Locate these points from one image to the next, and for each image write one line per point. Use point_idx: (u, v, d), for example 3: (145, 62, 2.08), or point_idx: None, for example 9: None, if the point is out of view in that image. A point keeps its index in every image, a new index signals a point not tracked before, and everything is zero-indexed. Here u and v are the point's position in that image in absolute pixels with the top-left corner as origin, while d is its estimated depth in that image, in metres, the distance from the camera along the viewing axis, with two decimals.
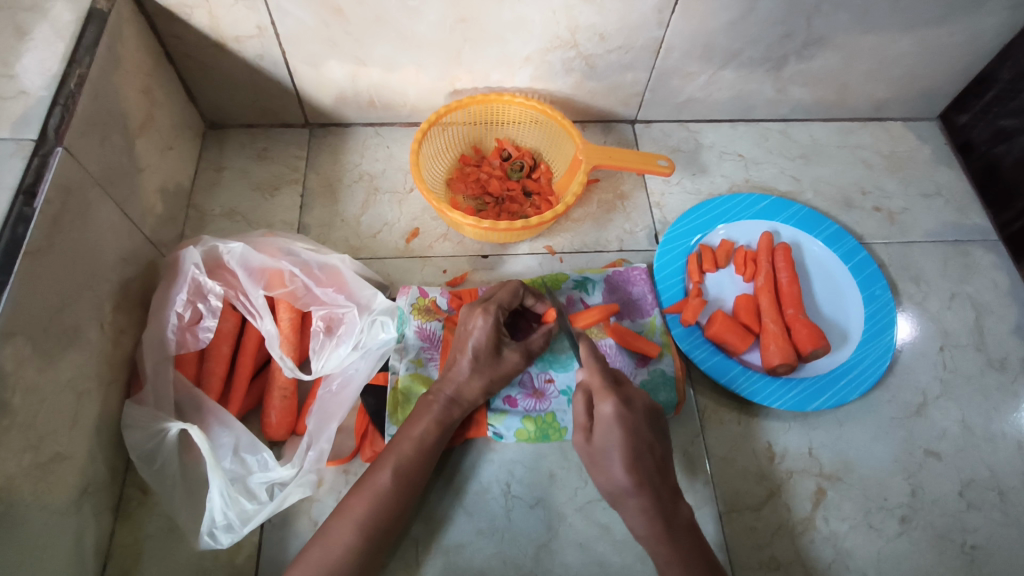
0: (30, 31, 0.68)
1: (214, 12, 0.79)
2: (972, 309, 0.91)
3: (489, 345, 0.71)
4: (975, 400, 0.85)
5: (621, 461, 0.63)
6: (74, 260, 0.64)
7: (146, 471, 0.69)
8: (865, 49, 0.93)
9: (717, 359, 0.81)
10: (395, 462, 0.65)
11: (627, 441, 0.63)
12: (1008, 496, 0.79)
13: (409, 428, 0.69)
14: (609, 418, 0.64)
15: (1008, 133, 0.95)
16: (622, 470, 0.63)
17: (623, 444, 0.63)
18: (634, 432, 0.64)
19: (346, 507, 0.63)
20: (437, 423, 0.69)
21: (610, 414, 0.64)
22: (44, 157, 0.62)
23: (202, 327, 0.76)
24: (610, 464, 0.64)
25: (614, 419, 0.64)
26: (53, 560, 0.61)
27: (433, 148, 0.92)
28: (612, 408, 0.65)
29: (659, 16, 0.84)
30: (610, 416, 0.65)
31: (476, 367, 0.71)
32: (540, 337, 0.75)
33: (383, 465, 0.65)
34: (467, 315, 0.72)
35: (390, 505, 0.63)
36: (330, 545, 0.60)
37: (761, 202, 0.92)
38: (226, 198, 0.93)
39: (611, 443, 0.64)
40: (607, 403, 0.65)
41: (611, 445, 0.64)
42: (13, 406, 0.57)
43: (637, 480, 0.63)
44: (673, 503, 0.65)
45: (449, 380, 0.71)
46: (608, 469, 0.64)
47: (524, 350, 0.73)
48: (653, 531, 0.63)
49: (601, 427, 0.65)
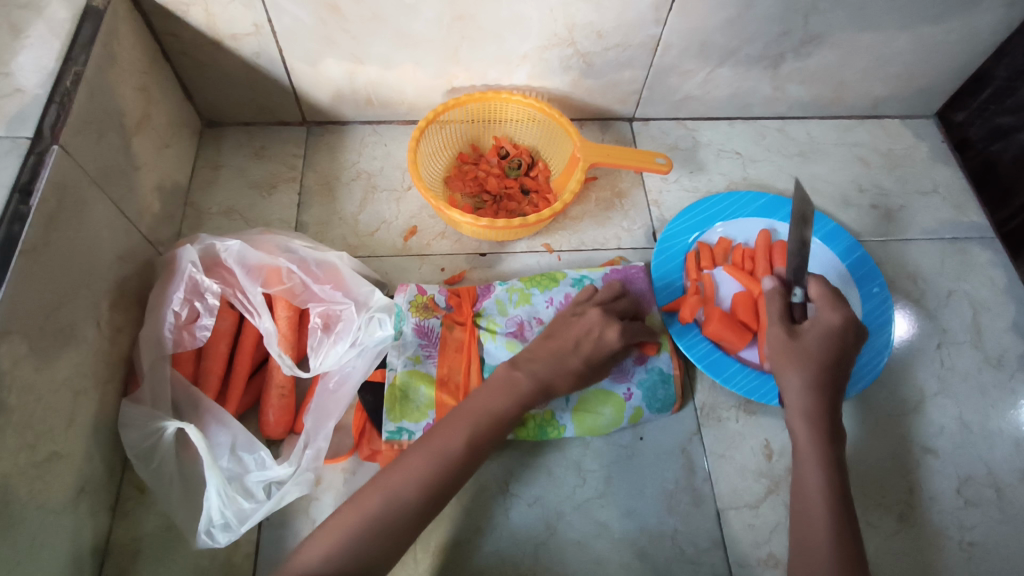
0: (26, 29, 0.68)
1: (211, 9, 0.78)
2: (969, 307, 0.91)
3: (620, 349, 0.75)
4: (972, 397, 0.85)
5: (825, 361, 0.70)
6: (71, 259, 0.64)
7: (142, 470, 0.69)
8: (861, 47, 0.93)
9: (715, 356, 0.81)
10: (467, 422, 0.65)
11: (836, 350, 0.71)
12: (1006, 493, 0.79)
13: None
14: (829, 325, 0.72)
15: (1004, 130, 0.95)
16: (806, 365, 0.70)
17: (829, 347, 0.71)
18: (841, 347, 0.71)
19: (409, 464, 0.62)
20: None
21: (835, 323, 0.72)
22: (40, 155, 0.61)
23: (199, 326, 0.75)
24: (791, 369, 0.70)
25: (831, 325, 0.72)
26: (49, 559, 0.61)
27: (430, 146, 0.92)
28: (836, 318, 0.72)
29: (656, 14, 0.84)
30: (830, 324, 0.72)
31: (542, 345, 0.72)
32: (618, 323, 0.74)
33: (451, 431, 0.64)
34: (600, 322, 0.74)
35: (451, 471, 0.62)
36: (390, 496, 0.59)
37: (759, 200, 0.92)
38: (223, 197, 0.93)
39: (826, 345, 0.71)
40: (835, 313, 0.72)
41: (820, 345, 0.71)
42: (8, 405, 0.56)
43: (823, 381, 0.69)
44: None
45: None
46: (794, 367, 0.70)
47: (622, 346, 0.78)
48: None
49: (815, 329, 0.72)
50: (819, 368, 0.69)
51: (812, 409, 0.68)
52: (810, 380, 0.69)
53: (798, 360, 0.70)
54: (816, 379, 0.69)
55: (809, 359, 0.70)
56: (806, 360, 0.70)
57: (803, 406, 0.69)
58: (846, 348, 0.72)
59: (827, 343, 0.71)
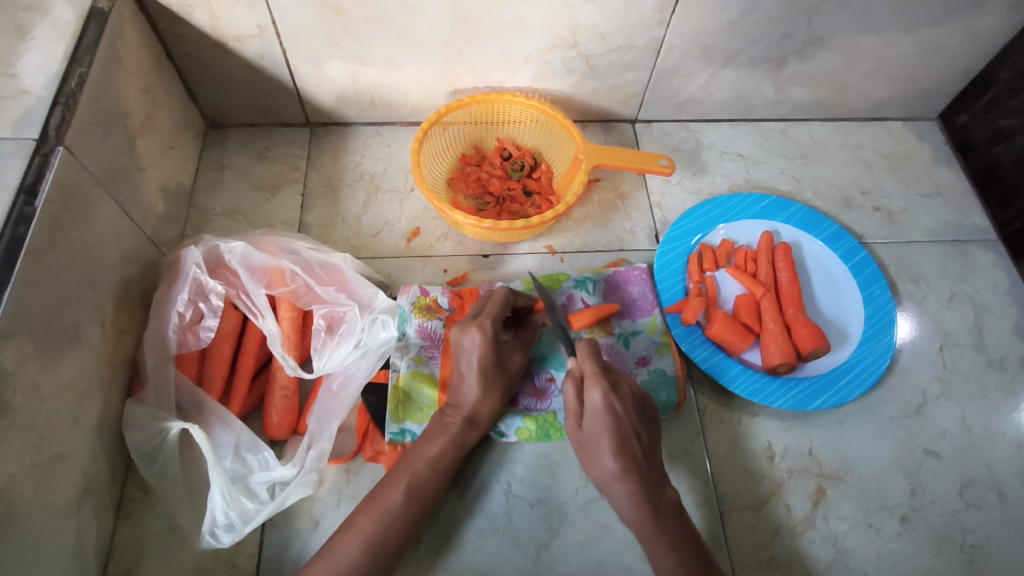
0: (31, 30, 0.68)
1: (215, 11, 0.79)
2: (971, 309, 0.91)
3: (490, 359, 0.70)
4: (974, 399, 0.85)
5: (608, 447, 0.64)
6: (75, 260, 0.64)
7: (146, 470, 0.69)
8: (865, 49, 0.93)
9: (718, 359, 0.81)
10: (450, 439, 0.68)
11: (613, 429, 0.64)
12: (1008, 495, 0.79)
13: (418, 445, 0.68)
14: (598, 406, 0.65)
15: (1007, 132, 0.95)
16: (610, 454, 0.64)
17: (613, 432, 0.64)
18: (620, 424, 0.65)
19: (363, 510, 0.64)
20: (446, 439, 0.69)
21: (600, 401, 0.65)
22: (45, 156, 0.62)
23: (203, 326, 0.76)
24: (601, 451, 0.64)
25: (601, 405, 0.65)
26: (53, 559, 0.61)
27: (433, 148, 0.92)
28: (601, 396, 0.65)
29: (659, 16, 0.84)
30: (598, 404, 0.65)
31: (482, 383, 0.70)
32: (531, 332, 0.76)
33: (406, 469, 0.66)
34: (460, 331, 0.70)
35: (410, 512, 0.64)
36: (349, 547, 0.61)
37: (761, 202, 0.92)
38: (227, 198, 0.93)
39: (599, 429, 0.65)
40: (595, 391, 0.65)
41: (602, 432, 0.64)
42: (14, 405, 0.57)
43: (624, 464, 0.64)
44: (666, 496, 0.66)
45: (461, 399, 0.70)
46: (599, 456, 0.65)
47: (522, 348, 0.74)
48: (643, 520, 0.63)
49: (590, 412, 0.65)
50: (616, 449, 0.64)
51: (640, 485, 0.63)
52: (625, 466, 0.64)
53: (595, 448, 0.65)
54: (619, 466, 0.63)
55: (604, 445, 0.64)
56: (609, 444, 0.64)
57: (625, 490, 0.64)
58: (634, 424, 0.66)
59: (637, 414, 0.67)
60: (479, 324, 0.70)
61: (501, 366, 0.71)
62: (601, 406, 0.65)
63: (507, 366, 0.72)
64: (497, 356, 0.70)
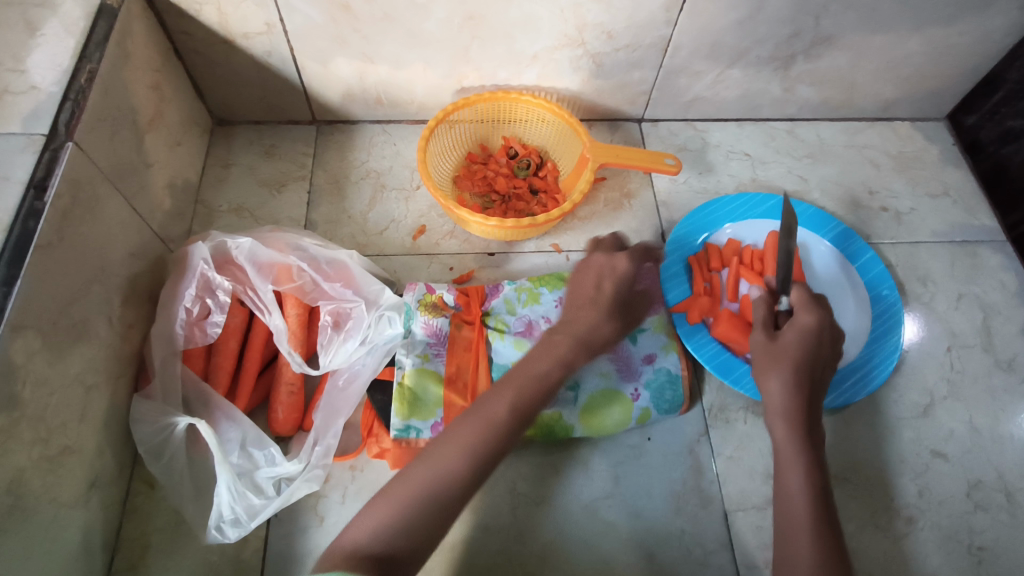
0: (41, 26, 0.68)
1: (223, 8, 0.79)
2: (979, 310, 0.91)
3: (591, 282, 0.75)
4: (982, 400, 0.85)
5: (801, 364, 0.69)
6: (84, 255, 0.65)
7: (153, 465, 0.69)
8: (872, 49, 0.93)
9: (724, 358, 0.80)
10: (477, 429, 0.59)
11: (806, 350, 0.70)
12: (1016, 497, 0.79)
13: None
14: (806, 326, 0.71)
15: (1016, 133, 0.94)
16: (797, 366, 0.69)
17: (803, 356, 0.70)
18: (816, 348, 0.71)
19: (452, 434, 0.59)
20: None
21: (811, 323, 0.71)
22: (55, 151, 0.62)
23: (210, 323, 0.76)
24: (777, 368, 0.70)
25: (813, 326, 0.71)
26: (60, 553, 0.62)
27: (440, 146, 0.92)
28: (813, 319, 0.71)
29: (667, 15, 0.84)
30: (807, 325, 0.71)
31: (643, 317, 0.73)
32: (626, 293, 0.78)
33: (498, 399, 0.62)
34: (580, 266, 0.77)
35: (501, 440, 0.59)
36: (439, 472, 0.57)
37: (769, 201, 0.92)
38: (233, 195, 0.93)
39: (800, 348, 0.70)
40: (809, 314, 0.72)
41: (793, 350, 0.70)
42: (23, 399, 0.57)
43: (796, 380, 0.68)
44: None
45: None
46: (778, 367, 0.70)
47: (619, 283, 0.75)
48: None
49: (793, 329, 0.71)
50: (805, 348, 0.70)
51: (793, 407, 0.68)
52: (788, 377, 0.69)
53: (770, 362, 0.70)
54: (794, 377, 0.69)
55: (789, 360, 0.69)
56: (795, 361, 0.69)
57: (783, 405, 0.68)
58: (820, 349, 0.71)
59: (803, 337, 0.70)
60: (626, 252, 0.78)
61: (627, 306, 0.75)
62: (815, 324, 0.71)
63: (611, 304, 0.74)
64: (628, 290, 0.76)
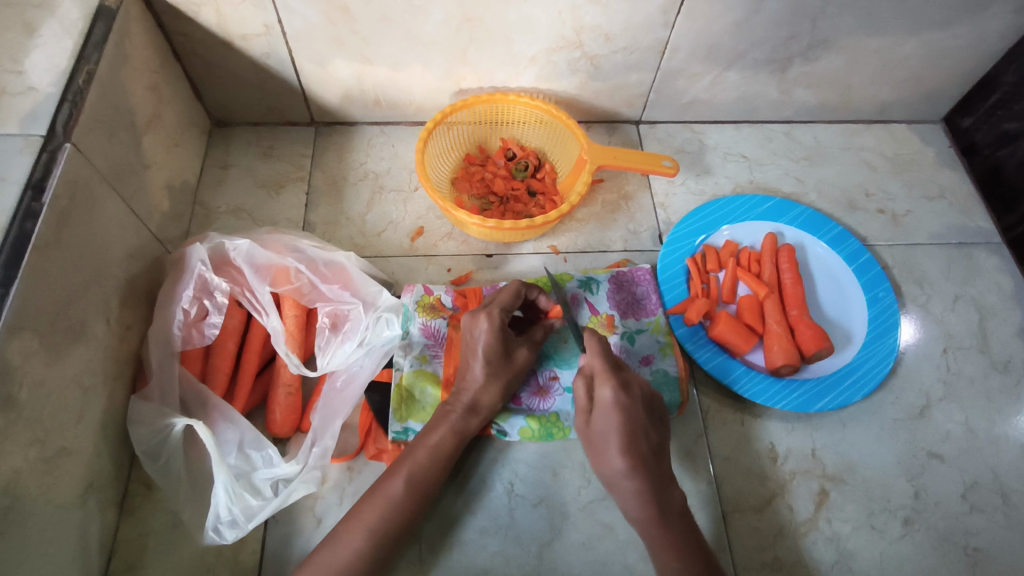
0: (39, 27, 0.68)
1: (221, 10, 0.79)
2: (975, 312, 0.91)
3: (498, 347, 0.71)
4: (978, 402, 0.85)
5: (616, 446, 0.64)
6: (82, 256, 0.65)
7: (150, 466, 0.69)
8: (869, 52, 0.93)
9: (720, 360, 0.81)
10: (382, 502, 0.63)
11: (623, 427, 0.65)
12: (1012, 498, 0.79)
13: (422, 436, 0.68)
14: (608, 403, 0.66)
15: (1012, 135, 0.95)
16: (618, 453, 0.64)
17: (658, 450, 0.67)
18: (631, 420, 0.66)
19: (354, 518, 0.63)
20: (448, 422, 0.69)
21: (609, 398, 0.66)
22: (53, 153, 0.62)
23: (208, 323, 0.76)
24: (611, 452, 0.65)
25: (612, 403, 0.66)
26: (57, 555, 0.62)
27: (438, 147, 0.92)
28: (612, 393, 0.66)
29: (664, 17, 0.84)
30: (608, 401, 0.66)
31: (489, 371, 0.70)
32: (541, 330, 0.77)
33: (396, 473, 0.65)
34: (470, 321, 0.72)
35: (402, 512, 0.63)
36: (339, 553, 0.60)
37: (766, 203, 0.92)
38: (231, 197, 0.93)
39: (608, 427, 0.65)
40: (607, 388, 0.66)
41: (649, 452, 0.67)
42: (20, 400, 0.57)
43: (632, 463, 0.64)
44: (672, 498, 0.65)
45: (463, 393, 0.70)
46: (604, 453, 0.66)
47: (531, 344, 0.75)
48: (650, 519, 0.63)
49: (600, 410, 0.66)
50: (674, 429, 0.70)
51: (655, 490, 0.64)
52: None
53: (603, 445, 0.66)
54: (626, 465, 0.64)
55: (613, 442, 0.65)
56: (619, 443, 0.64)
57: (631, 492, 0.64)
58: (639, 418, 0.66)
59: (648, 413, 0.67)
60: (489, 314, 0.71)
61: (507, 357, 0.72)
62: (612, 402, 0.65)
63: (513, 360, 0.72)
64: (504, 346, 0.71)
